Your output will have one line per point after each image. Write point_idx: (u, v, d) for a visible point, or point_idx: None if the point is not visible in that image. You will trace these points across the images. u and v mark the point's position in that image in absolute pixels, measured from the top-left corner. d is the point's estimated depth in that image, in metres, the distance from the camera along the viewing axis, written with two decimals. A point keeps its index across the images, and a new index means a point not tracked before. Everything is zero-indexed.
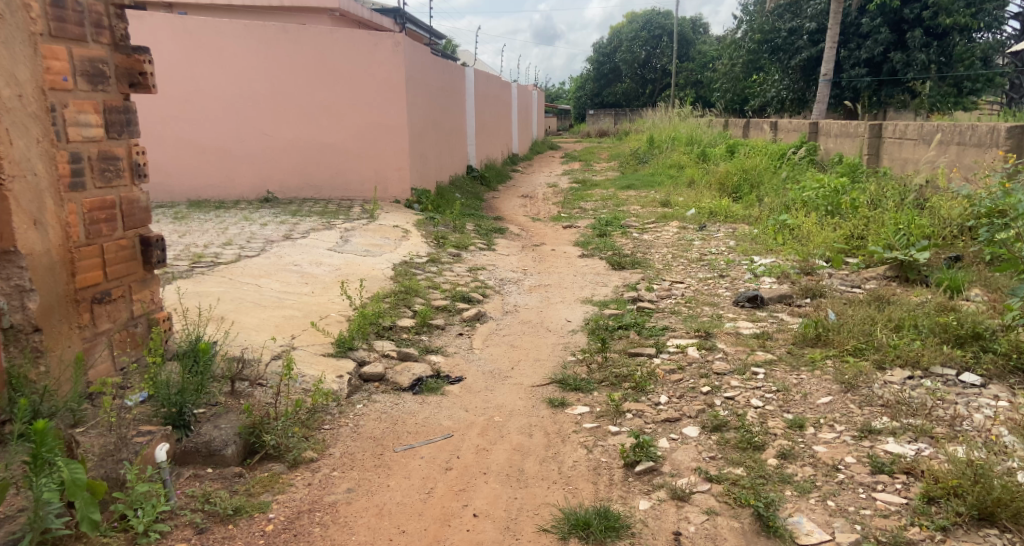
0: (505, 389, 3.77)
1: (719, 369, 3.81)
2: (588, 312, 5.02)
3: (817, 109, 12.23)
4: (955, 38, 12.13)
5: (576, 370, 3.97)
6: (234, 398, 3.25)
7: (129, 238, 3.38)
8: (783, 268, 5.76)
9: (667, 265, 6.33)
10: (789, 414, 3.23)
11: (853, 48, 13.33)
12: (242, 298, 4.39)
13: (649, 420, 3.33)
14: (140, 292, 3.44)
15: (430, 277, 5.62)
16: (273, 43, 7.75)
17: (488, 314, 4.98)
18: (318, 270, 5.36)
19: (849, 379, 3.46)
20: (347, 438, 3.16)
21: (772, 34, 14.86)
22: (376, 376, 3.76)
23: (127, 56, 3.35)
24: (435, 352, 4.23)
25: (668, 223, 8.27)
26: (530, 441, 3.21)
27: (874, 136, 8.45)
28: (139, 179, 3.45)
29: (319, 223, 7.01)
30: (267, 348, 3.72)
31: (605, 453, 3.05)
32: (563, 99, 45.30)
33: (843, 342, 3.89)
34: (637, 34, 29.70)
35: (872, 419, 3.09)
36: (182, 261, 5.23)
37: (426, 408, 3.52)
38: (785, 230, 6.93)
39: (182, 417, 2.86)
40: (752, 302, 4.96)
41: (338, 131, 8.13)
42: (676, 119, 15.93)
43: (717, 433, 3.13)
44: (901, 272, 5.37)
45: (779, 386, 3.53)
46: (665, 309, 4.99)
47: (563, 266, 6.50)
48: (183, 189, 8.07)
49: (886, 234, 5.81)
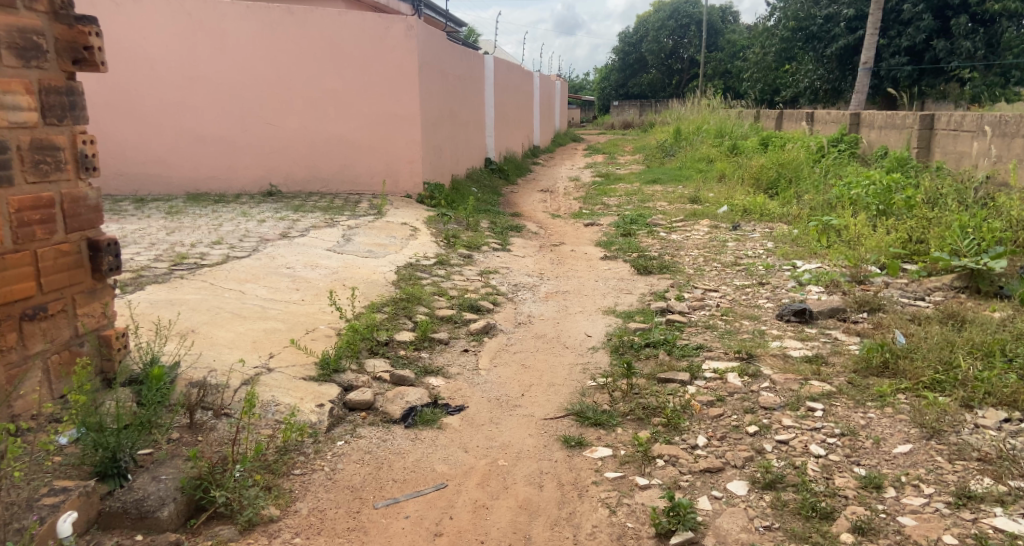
0: (513, 423, 3.20)
1: (768, 402, 3.21)
2: (611, 325, 4.43)
3: (856, 99, 11.46)
4: (1003, 24, 11.27)
5: (596, 399, 3.39)
6: (192, 434, 2.72)
7: (72, 242, 2.83)
8: (832, 275, 5.12)
9: (699, 269, 5.70)
10: (861, 469, 2.69)
11: (893, 36, 12.49)
12: (217, 309, 3.86)
13: (685, 469, 2.77)
14: (86, 306, 2.89)
15: (436, 282, 5.07)
16: (277, 26, 7.24)
17: (498, 326, 4.40)
18: (313, 274, 4.82)
19: (932, 423, 2.92)
20: (318, 488, 2.62)
21: (807, 21, 14.05)
22: (363, 404, 3.21)
23: (69, 27, 2.78)
24: (434, 374, 3.66)
25: (698, 222, 7.61)
26: (540, 494, 2.66)
27: (924, 128, 7.72)
28: (86, 172, 2.89)
29: (322, 219, 6.49)
30: (236, 372, 3.17)
31: (632, 516, 2.51)
32: (586, 91, 44.53)
33: (918, 372, 3.29)
34: (664, 24, 28.87)
35: (970, 480, 2.58)
36: (161, 262, 4.73)
37: (419, 447, 2.96)
38: (830, 231, 6.23)
39: (115, 465, 2.35)
40: (800, 317, 4.34)
41: (345, 120, 7.58)
42: (704, 111, 15.19)
43: (771, 492, 2.58)
44: (972, 282, 4.74)
45: (844, 428, 2.95)
46: (698, 323, 4.37)
47: (584, 269, 5.92)
48: (181, 179, 7.58)
49: (950, 239, 5.15)
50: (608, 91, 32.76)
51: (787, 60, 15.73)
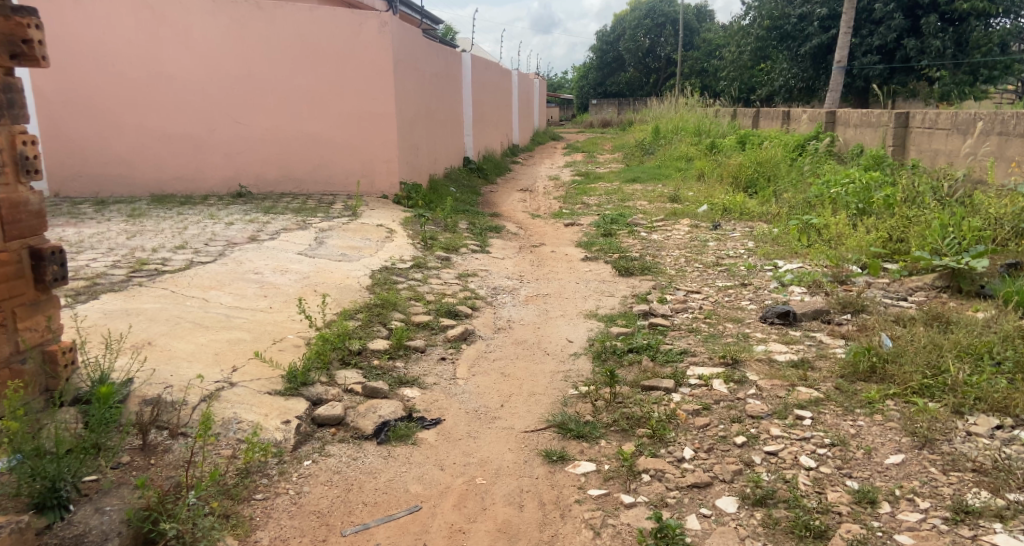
0: (491, 437, 3.05)
1: (754, 411, 3.08)
2: (592, 330, 4.29)
3: (830, 97, 11.44)
4: (972, 23, 11.32)
5: (578, 409, 3.25)
6: (144, 458, 2.57)
7: (12, 250, 2.63)
8: (815, 275, 5.02)
9: (680, 270, 5.59)
10: (853, 483, 2.58)
11: (865, 35, 12.51)
12: (179, 318, 3.66)
13: (672, 485, 2.64)
14: (27, 320, 2.69)
15: (412, 286, 4.90)
16: (245, 22, 7.02)
17: (476, 332, 4.24)
18: (282, 279, 4.63)
19: (924, 432, 2.81)
20: (281, 514, 2.46)
21: (781, 20, 14.05)
22: (333, 420, 3.04)
23: (5, 18, 2.59)
24: (409, 385, 3.50)
25: (678, 221, 7.50)
26: (520, 515, 2.54)
27: (900, 127, 7.69)
28: (26, 175, 2.68)
29: (294, 221, 6.29)
30: (195, 387, 2.99)
31: (617, 539, 2.39)
32: (565, 89, 44.45)
33: (906, 377, 3.18)
34: (640, 22, 28.86)
35: (966, 493, 2.49)
36: (119, 268, 4.51)
37: (391, 466, 2.80)
38: (811, 230, 6.13)
39: (55, 495, 2.21)
40: (783, 319, 4.23)
41: (319, 119, 7.38)
42: (682, 109, 15.13)
43: (761, 510, 2.47)
44: (953, 281, 4.67)
45: (834, 437, 2.84)
46: (681, 327, 4.24)
47: (564, 271, 5.78)
48: (146, 181, 7.32)
49: (931, 237, 5.08)
50: (586, 90, 32.71)
51: (762, 59, 15.74)
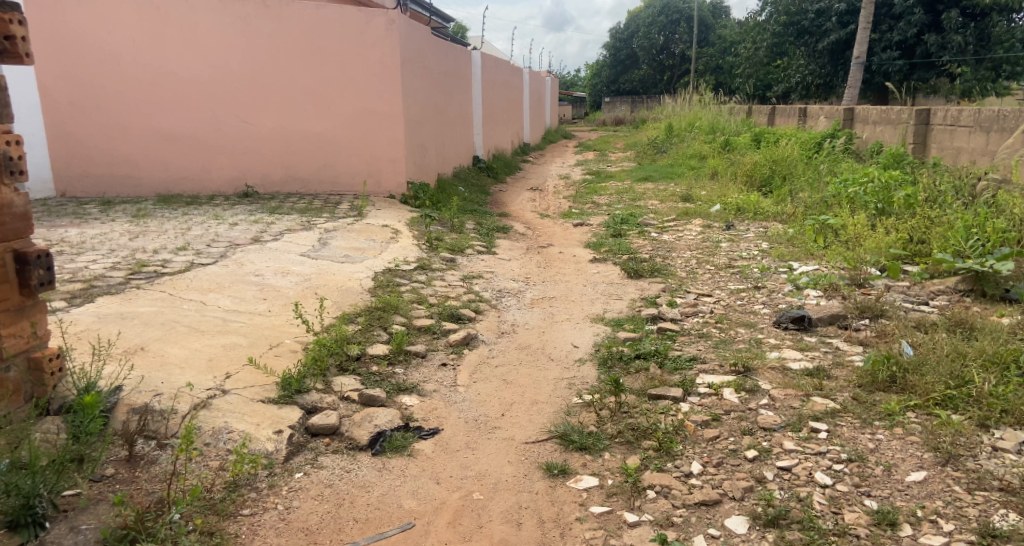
0: (491, 449, 2.93)
1: (767, 423, 2.94)
2: (599, 334, 4.15)
3: (848, 94, 11.21)
4: (993, 19, 11.09)
5: (582, 419, 3.11)
6: (128, 470, 2.49)
7: None
8: (831, 278, 4.85)
9: (692, 272, 5.43)
10: (872, 502, 2.44)
11: (884, 31, 12.26)
12: (174, 323, 3.57)
13: (679, 502, 2.51)
14: (12, 325, 2.61)
15: (415, 288, 4.78)
16: (251, 20, 6.94)
17: (479, 337, 4.12)
18: (283, 281, 4.53)
19: (947, 447, 2.66)
20: (268, 531, 2.36)
21: (798, 15, 13.84)
22: (327, 429, 2.92)
23: None
24: (408, 393, 3.38)
25: (690, 221, 7.34)
26: (518, 534, 2.42)
27: (920, 124, 7.49)
28: (12, 176, 2.58)
29: (299, 222, 6.20)
30: (186, 395, 2.89)
31: None
32: (578, 87, 44.22)
33: (928, 388, 3.02)
34: (655, 19, 28.64)
35: (993, 515, 2.34)
36: (117, 270, 4.42)
37: (386, 479, 2.69)
38: (827, 230, 5.95)
39: (29, 512, 2.14)
40: (798, 324, 4.07)
41: (324, 118, 7.28)
42: (695, 107, 14.93)
43: (773, 531, 2.34)
44: (976, 285, 4.49)
45: (852, 452, 2.70)
46: (691, 332, 4.10)
47: (572, 273, 5.64)
48: (152, 181, 7.26)
49: (954, 239, 4.90)
50: (599, 88, 32.48)
51: (778, 56, 15.52)
